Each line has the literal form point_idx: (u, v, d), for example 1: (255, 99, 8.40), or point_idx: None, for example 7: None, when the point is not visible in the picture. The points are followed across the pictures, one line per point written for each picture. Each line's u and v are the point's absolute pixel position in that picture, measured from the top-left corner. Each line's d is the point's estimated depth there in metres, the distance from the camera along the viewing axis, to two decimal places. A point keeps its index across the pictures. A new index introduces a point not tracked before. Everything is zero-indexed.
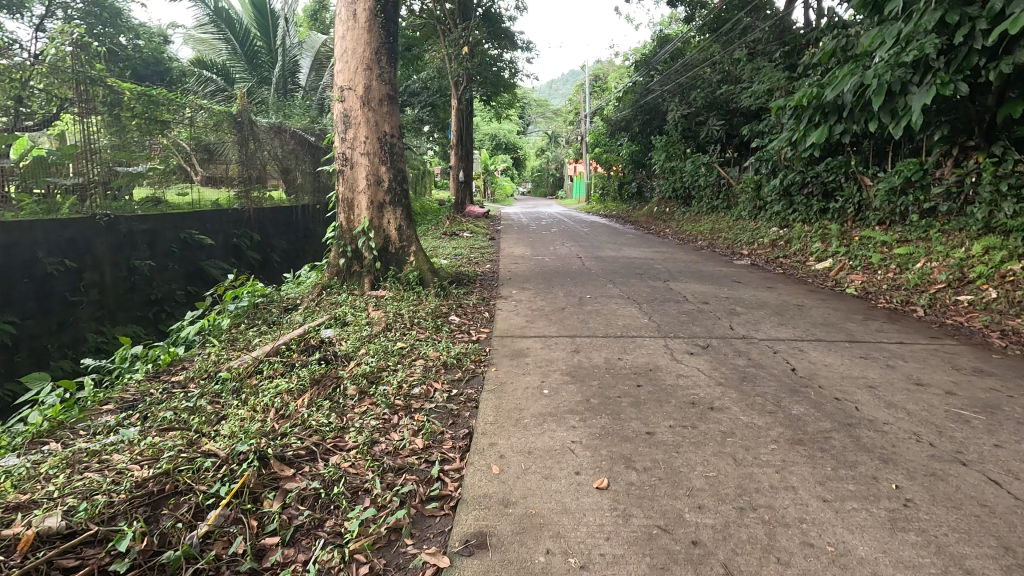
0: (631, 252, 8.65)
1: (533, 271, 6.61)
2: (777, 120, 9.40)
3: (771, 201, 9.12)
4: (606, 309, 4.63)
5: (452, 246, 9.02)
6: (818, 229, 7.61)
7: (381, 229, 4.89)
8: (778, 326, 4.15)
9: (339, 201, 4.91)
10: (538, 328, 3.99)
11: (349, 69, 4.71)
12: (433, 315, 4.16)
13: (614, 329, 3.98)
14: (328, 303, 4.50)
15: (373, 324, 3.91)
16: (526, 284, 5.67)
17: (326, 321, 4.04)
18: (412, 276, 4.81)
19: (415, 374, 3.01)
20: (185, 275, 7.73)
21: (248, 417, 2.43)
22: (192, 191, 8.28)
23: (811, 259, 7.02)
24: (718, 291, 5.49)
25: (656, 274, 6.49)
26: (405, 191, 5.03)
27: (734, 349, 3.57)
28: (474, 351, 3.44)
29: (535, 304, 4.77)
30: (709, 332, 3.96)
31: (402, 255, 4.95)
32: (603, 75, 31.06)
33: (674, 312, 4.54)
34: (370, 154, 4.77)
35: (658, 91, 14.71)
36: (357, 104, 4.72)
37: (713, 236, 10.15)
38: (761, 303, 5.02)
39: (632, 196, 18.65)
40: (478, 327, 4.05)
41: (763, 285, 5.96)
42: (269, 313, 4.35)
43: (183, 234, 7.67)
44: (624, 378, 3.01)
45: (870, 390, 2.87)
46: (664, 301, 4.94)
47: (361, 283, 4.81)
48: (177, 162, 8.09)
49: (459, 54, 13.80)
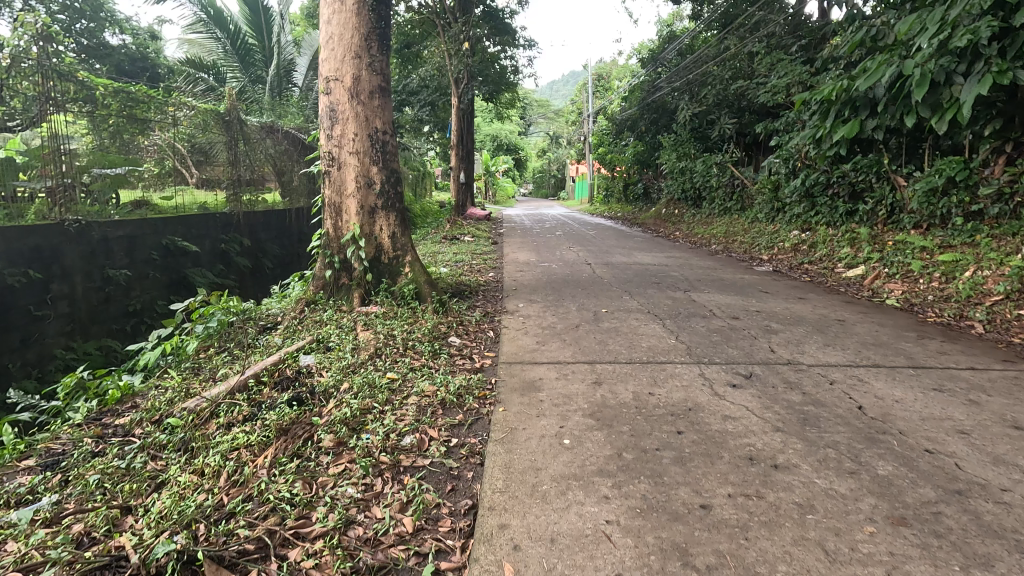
0: (643, 257, 8.12)
1: (540, 280, 6.08)
2: (797, 117, 8.86)
3: (791, 202, 8.59)
4: (625, 327, 4.09)
5: (452, 251, 8.49)
6: (845, 233, 7.09)
7: (373, 237, 4.37)
8: (825, 348, 3.62)
9: (325, 206, 4.37)
10: (551, 352, 3.47)
11: (335, 58, 4.19)
12: (429, 336, 3.63)
13: (638, 353, 3.46)
14: (311, 322, 3.97)
15: (361, 348, 3.39)
16: (534, 296, 5.14)
17: (309, 344, 3.52)
18: (408, 290, 4.28)
19: (407, 418, 2.48)
20: (167, 283, 7.22)
21: (191, 486, 1.91)
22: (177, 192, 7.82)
23: (840, 266, 6.52)
24: (746, 303, 4.96)
25: (674, 282, 5.98)
26: (399, 194, 4.50)
27: (782, 379, 3.03)
28: (477, 384, 2.91)
29: (546, 321, 4.24)
30: (748, 356, 3.44)
31: (396, 266, 4.43)
32: (606, 74, 30.58)
33: (703, 330, 4.01)
34: (360, 152, 4.25)
35: (665, 89, 14.17)
36: (344, 96, 4.20)
37: (728, 239, 9.65)
38: (797, 318, 4.49)
39: (639, 197, 18.11)
40: (482, 351, 3.52)
41: (793, 296, 5.44)
42: (243, 333, 3.83)
43: (165, 240, 7.16)
44: (659, 421, 2.48)
45: (964, 438, 2.33)
46: (689, 316, 4.41)
47: (350, 297, 4.29)
48: (172, 164, 7.84)
49: (459, 50, 13.31)
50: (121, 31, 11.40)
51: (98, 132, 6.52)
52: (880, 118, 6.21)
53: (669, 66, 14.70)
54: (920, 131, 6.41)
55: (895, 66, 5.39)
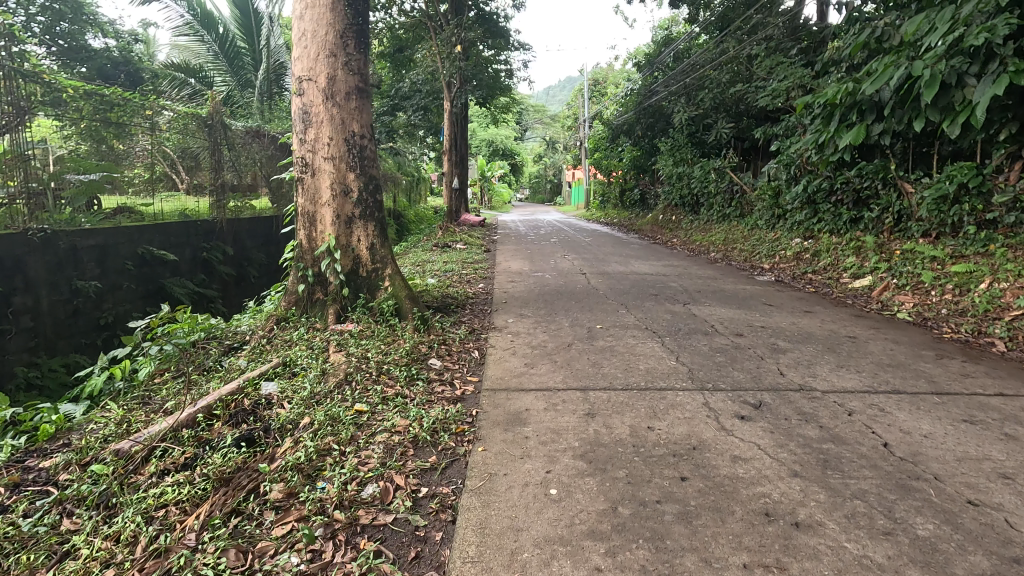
0: (640, 266, 7.83)
1: (531, 292, 5.77)
2: (798, 121, 8.61)
3: (792, 209, 8.33)
4: (621, 345, 3.79)
5: (442, 260, 8.19)
6: (850, 242, 6.83)
7: (350, 249, 4.06)
8: (840, 371, 3.33)
9: (298, 215, 4.07)
10: (540, 377, 3.16)
11: (308, 56, 3.89)
12: (408, 359, 3.32)
13: (635, 378, 3.15)
14: (280, 342, 3.66)
15: (329, 373, 3.07)
16: (524, 311, 4.83)
17: (275, 368, 3.21)
18: (387, 306, 3.97)
19: (370, 462, 2.17)
20: (143, 294, 6.88)
21: (99, 562, 1.60)
22: (170, 202, 7.69)
23: (846, 276, 6.26)
24: (750, 318, 4.67)
25: (674, 294, 5.70)
26: (379, 202, 4.20)
27: (795, 409, 2.73)
28: (455, 418, 2.60)
29: (536, 339, 3.94)
30: (756, 381, 3.14)
31: (375, 280, 4.12)
32: (602, 79, 30.45)
33: (705, 350, 3.71)
34: (335, 158, 3.95)
35: (662, 93, 13.95)
36: (318, 97, 3.90)
37: (727, 246, 9.40)
38: (805, 334, 4.20)
39: (636, 203, 17.85)
40: (465, 376, 3.21)
41: (798, 309, 5.15)
42: (204, 355, 3.51)
43: (140, 249, 6.83)
44: (659, 465, 2.17)
45: (1011, 485, 2.03)
46: (691, 334, 4.11)
47: (325, 314, 3.98)
48: (162, 170, 7.63)
49: (451, 53, 13.08)
50: (104, 34, 11.06)
51: (71, 137, 6.21)
52: (886, 122, 5.95)
53: (665, 70, 14.51)
54: (928, 136, 6.16)
55: (904, 68, 5.14)
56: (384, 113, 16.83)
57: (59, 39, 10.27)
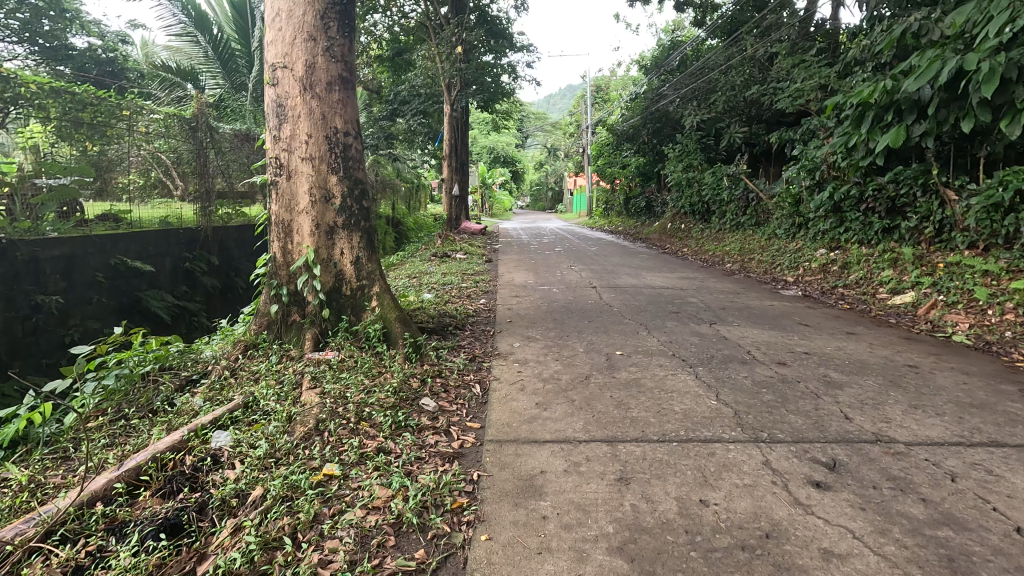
0: (653, 279, 7.27)
1: (538, 309, 5.21)
2: (821, 125, 8.09)
3: (815, 217, 7.80)
4: (649, 379, 3.22)
5: (440, 271, 7.63)
6: (885, 255, 6.30)
7: (331, 263, 3.49)
8: (917, 415, 2.75)
9: (272, 224, 3.50)
10: (554, 424, 2.58)
11: (283, 39, 3.35)
12: (396, 400, 2.75)
13: (671, 425, 2.58)
14: (246, 373, 3.09)
15: (297, 420, 2.49)
16: (531, 333, 4.26)
17: (235, 410, 2.64)
18: (374, 331, 3.41)
19: (334, 562, 1.61)
20: (116, 309, 6.24)
21: None
22: (161, 203, 7.27)
23: (883, 291, 5.72)
24: (790, 342, 4.09)
25: (696, 312, 5.15)
26: (366, 210, 3.64)
27: (880, 472, 2.16)
28: (451, 488, 2.03)
29: (547, 369, 3.37)
30: (819, 428, 2.56)
31: (360, 300, 3.56)
32: (605, 86, 30.12)
33: (748, 385, 3.14)
34: (314, 158, 3.40)
35: (670, 97, 13.44)
36: (294, 87, 3.35)
37: (743, 257, 8.86)
38: (858, 364, 3.62)
39: (641, 211, 17.28)
40: (465, 423, 2.63)
41: (839, 330, 4.58)
42: (155, 393, 2.95)
43: (113, 260, 6.20)
44: (726, 566, 1.60)
45: None
46: (726, 364, 3.55)
47: (301, 340, 3.41)
48: (158, 176, 7.29)
49: (452, 53, 12.64)
50: (88, 33, 10.60)
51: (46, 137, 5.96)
52: (928, 124, 5.44)
53: (672, 74, 14.07)
54: (972, 139, 5.63)
55: (954, 61, 4.63)
56: (384, 118, 16.33)
57: (41, 39, 9.74)
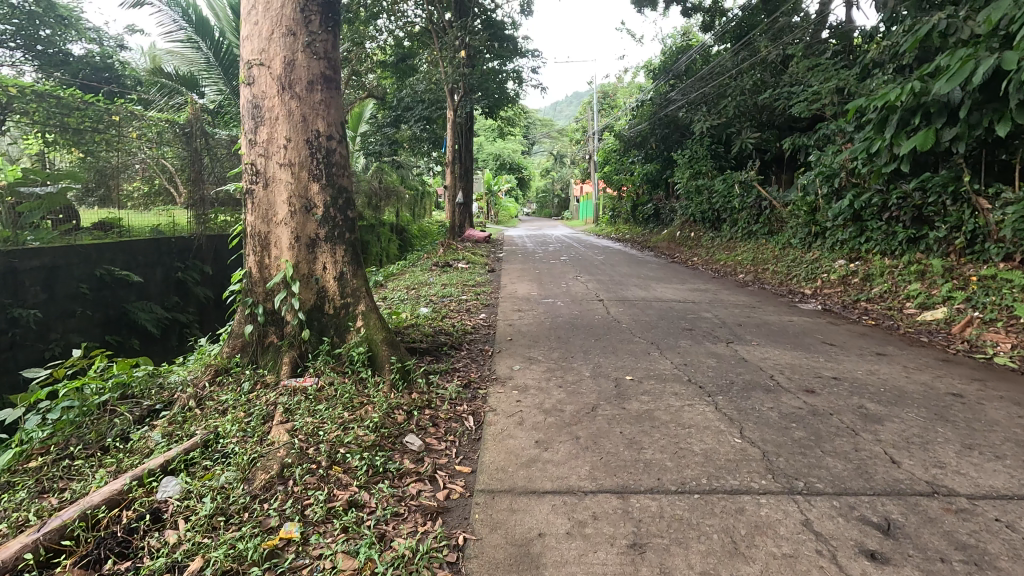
0: (664, 291, 6.92)
1: (540, 325, 4.87)
2: (839, 130, 7.73)
3: (833, 226, 7.43)
4: (663, 411, 2.88)
5: (440, 282, 7.32)
6: (911, 267, 5.94)
7: (312, 280, 3.18)
8: (975, 458, 2.39)
9: (247, 236, 3.19)
10: (556, 469, 2.25)
11: (260, 34, 3.06)
12: (376, 437, 2.42)
13: (690, 471, 2.24)
14: (213, 403, 2.77)
15: (259, 465, 2.17)
16: (533, 353, 3.93)
17: (192, 450, 2.32)
18: (358, 354, 3.10)
19: None
20: (102, 321, 5.90)
21: None
22: (155, 215, 6.98)
23: (911, 306, 5.36)
24: (816, 365, 3.74)
25: (711, 328, 4.80)
26: (352, 221, 3.33)
27: (946, 538, 1.80)
28: (429, 558, 1.70)
29: (549, 398, 3.03)
30: (863, 476, 2.20)
31: (344, 319, 3.24)
32: (612, 92, 29.78)
33: (775, 418, 2.79)
34: (294, 164, 3.09)
35: (679, 102, 13.10)
36: (272, 86, 3.06)
37: (756, 268, 8.51)
38: (894, 391, 3.26)
39: (648, 218, 16.95)
40: (453, 467, 2.30)
41: (867, 350, 4.22)
42: (109, 425, 2.64)
43: (99, 270, 5.86)
44: None
45: None
46: (748, 392, 3.19)
47: (278, 364, 3.10)
48: (162, 183, 7.13)
49: (455, 57, 12.13)
50: (86, 39, 10.39)
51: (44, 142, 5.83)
52: (960, 128, 5.09)
53: (681, 79, 13.71)
54: (1007, 144, 5.26)
55: (992, 60, 4.27)
56: (387, 125, 15.98)
57: (37, 45, 9.62)
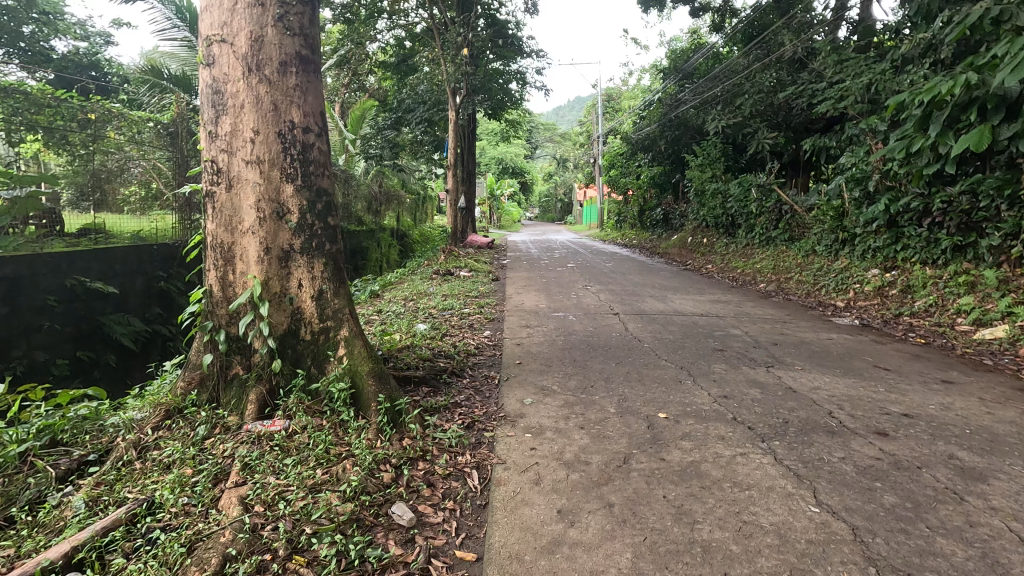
0: (682, 302, 6.39)
1: (552, 344, 4.32)
2: (869, 129, 7.22)
3: (864, 232, 6.90)
4: (712, 464, 2.34)
5: (441, 292, 6.81)
6: (958, 278, 5.42)
7: (285, 300, 2.65)
8: None
9: (207, 247, 2.67)
10: (588, 558, 1.71)
11: (221, 4, 2.55)
12: (355, 509, 1.89)
13: (767, 562, 1.69)
14: (156, 455, 2.25)
15: (194, 557, 1.64)
16: (546, 381, 3.40)
17: (114, 528, 1.80)
18: (339, 391, 2.56)
19: None
20: (74, 336, 5.21)
21: None
22: (146, 220, 6.40)
23: (965, 323, 4.81)
24: (879, 398, 3.18)
25: (744, 348, 4.27)
26: (334, 229, 2.81)
27: None
28: None
29: (570, 445, 2.49)
30: (998, 573, 1.65)
31: (323, 348, 2.71)
32: (617, 95, 29.35)
33: (853, 476, 2.24)
34: (262, 160, 2.58)
35: (689, 102, 12.60)
36: (235, 68, 2.54)
37: (778, 276, 7.98)
38: (983, 434, 2.70)
39: (657, 223, 16.44)
40: (454, 555, 1.76)
41: (930, 377, 3.66)
42: (23, 484, 2.11)
43: (70, 281, 5.13)
44: None
45: None
46: (809, 436, 2.64)
47: (242, 402, 2.57)
48: (160, 187, 6.57)
49: (457, 55, 11.51)
50: (71, 36, 9.96)
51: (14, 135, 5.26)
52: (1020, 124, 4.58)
53: (692, 78, 13.21)
54: None
55: None
56: (388, 128, 15.43)
57: (21, 41, 9.13)
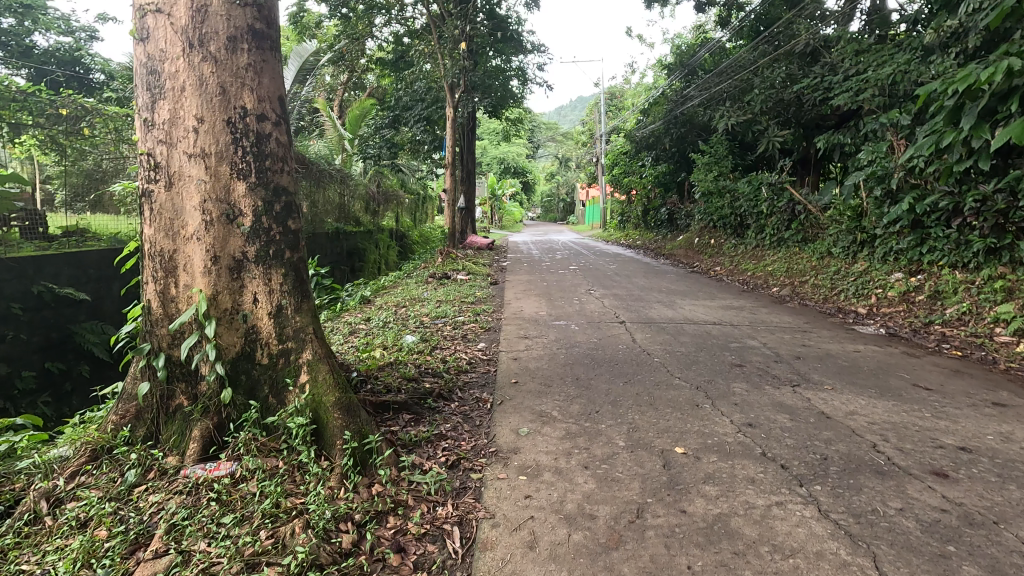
0: (692, 309, 5.98)
1: (552, 359, 3.91)
2: (889, 125, 6.80)
3: (885, 233, 6.47)
4: (745, 518, 1.92)
5: (435, 298, 6.40)
6: (993, 284, 5.00)
7: (238, 318, 2.25)
8: None
9: (144, 256, 2.26)
10: None
11: None
12: None
13: None
14: (70, 510, 1.85)
15: None
16: (545, 405, 3.00)
17: None
18: (297, 427, 2.16)
19: None
20: (41, 347, 4.70)
21: None
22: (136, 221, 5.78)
23: (1006, 333, 4.39)
24: (928, 427, 2.76)
25: (764, 363, 3.86)
26: (295, 235, 2.41)
27: None
28: None
29: (572, 493, 2.08)
30: None
31: (282, 373, 2.31)
32: (619, 94, 28.98)
33: (918, 536, 1.83)
34: (208, 153, 2.18)
35: (695, 98, 12.18)
36: (173, 43, 2.14)
37: (792, 280, 7.56)
38: None
39: (661, 223, 16.01)
40: None
41: (978, 399, 3.23)
42: None
43: (37, 287, 4.63)
44: None
45: None
46: (855, 479, 2.22)
47: (184, 440, 2.17)
48: None
49: (454, 51, 11.13)
50: (55, 31, 9.58)
51: None
52: None
53: (698, 74, 12.80)
54: None
55: None
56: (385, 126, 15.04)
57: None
